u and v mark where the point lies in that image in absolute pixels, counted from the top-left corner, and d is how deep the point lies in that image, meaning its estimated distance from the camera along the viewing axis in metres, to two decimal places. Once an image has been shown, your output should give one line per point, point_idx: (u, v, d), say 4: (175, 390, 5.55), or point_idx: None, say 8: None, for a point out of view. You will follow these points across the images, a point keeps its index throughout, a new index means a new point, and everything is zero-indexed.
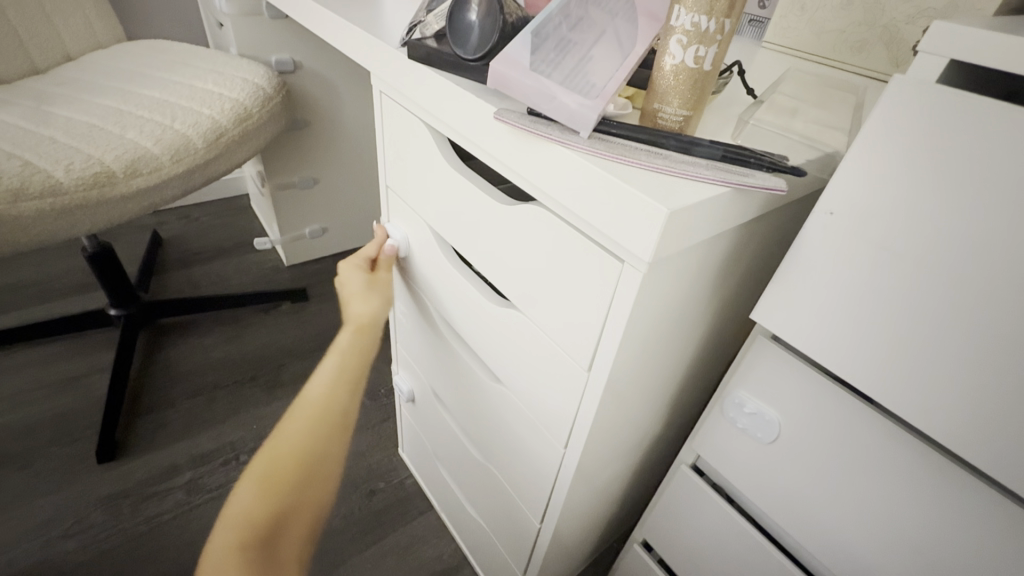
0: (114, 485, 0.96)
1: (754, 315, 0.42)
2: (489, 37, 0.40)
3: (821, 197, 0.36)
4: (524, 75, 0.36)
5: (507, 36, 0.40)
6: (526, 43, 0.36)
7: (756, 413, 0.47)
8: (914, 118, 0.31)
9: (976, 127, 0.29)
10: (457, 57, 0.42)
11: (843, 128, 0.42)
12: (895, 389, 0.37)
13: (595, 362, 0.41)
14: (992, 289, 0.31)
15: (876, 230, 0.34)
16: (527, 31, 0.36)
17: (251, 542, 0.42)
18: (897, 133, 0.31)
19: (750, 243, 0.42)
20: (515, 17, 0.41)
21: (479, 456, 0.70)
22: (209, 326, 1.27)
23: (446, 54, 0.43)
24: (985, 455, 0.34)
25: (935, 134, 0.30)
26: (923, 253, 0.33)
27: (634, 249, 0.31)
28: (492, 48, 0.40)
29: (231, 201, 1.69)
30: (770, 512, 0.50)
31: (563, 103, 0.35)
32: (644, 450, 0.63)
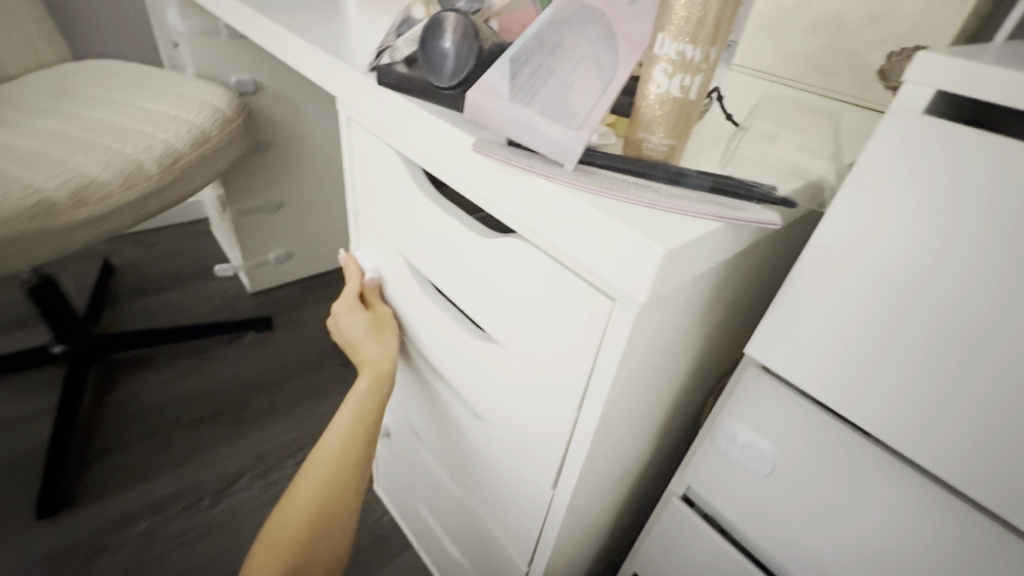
0: (57, 541, 0.87)
1: (748, 349, 0.41)
2: (463, 63, 0.38)
3: (816, 229, 0.35)
4: (503, 105, 0.34)
5: (484, 62, 0.38)
6: (503, 71, 0.35)
7: (749, 445, 0.45)
8: (927, 156, 0.30)
9: (992, 168, 0.28)
10: (431, 84, 0.40)
11: (823, 154, 0.41)
12: (891, 424, 0.36)
13: (585, 402, 0.38)
14: (1011, 333, 0.29)
15: (886, 268, 0.33)
16: (504, 59, 0.35)
17: None
18: (908, 170, 0.30)
19: (738, 272, 0.41)
20: (491, 42, 0.39)
21: (461, 495, 0.67)
22: (166, 360, 1.19)
23: (419, 81, 0.41)
24: (1004, 501, 0.33)
25: (950, 172, 0.29)
26: (935, 293, 0.31)
27: (627, 288, 0.29)
28: (469, 76, 0.38)
29: (190, 226, 1.61)
30: (767, 547, 0.48)
31: (545, 134, 0.33)
32: (633, 481, 0.60)
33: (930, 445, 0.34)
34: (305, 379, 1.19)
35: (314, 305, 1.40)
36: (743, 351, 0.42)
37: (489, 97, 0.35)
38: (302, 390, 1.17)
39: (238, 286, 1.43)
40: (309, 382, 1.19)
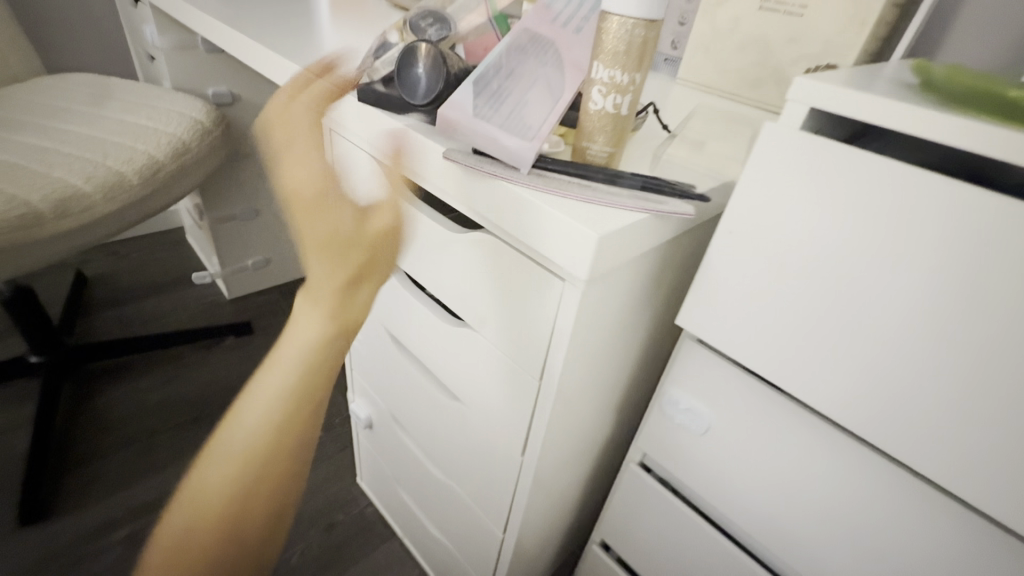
0: (41, 547, 0.88)
1: (679, 320, 0.49)
2: (436, 80, 0.44)
3: (726, 219, 0.43)
4: (470, 121, 0.41)
5: (451, 84, 0.44)
6: (468, 92, 0.41)
7: (689, 408, 0.52)
8: (834, 163, 0.36)
9: (886, 174, 0.34)
10: (405, 100, 0.46)
11: (741, 158, 0.49)
12: (783, 375, 0.44)
13: (545, 372, 0.45)
14: (910, 308, 0.36)
15: (811, 257, 0.39)
16: (469, 82, 0.41)
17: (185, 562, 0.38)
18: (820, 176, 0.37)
19: (672, 258, 0.48)
20: (458, 68, 0.45)
21: (441, 476, 0.72)
22: (145, 368, 1.21)
23: (394, 97, 0.47)
24: (909, 449, 0.40)
25: (854, 178, 0.36)
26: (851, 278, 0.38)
27: (571, 268, 0.36)
28: (439, 94, 0.44)
29: (163, 235, 1.62)
30: (710, 499, 0.55)
31: (505, 145, 0.39)
32: (597, 453, 0.67)
33: (812, 391, 0.43)
34: None
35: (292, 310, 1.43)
36: (675, 323, 0.50)
37: (458, 112, 0.41)
38: None
39: (216, 294, 1.44)
40: None
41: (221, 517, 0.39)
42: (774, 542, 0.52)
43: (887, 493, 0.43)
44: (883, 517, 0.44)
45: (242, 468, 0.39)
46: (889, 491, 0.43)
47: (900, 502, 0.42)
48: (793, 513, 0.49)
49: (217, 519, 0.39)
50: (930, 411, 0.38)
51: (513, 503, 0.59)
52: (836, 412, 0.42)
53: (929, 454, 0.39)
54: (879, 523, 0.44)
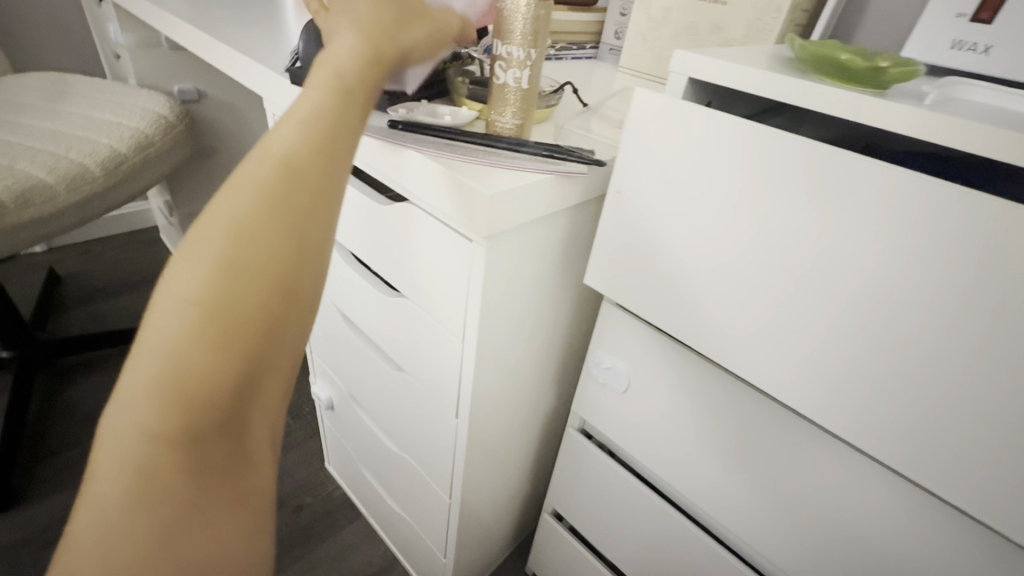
0: (11, 533, 0.90)
1: (587, 280, 0.52)
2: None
3: (616, 180, 0.46)
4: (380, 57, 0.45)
5: None
6: None
7: (610, 367, 0.56)
8: (741, 133, 0.37)
9: (790, 141, 0.35)
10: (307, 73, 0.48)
11: None
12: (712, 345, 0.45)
13: (466, 331, 0.48)
14: (823, 272, 0.37)
15: (730, 224, 0.40)
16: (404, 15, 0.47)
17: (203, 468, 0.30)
18: (730, 144, 0.38)
19: (588, 226, 0.51)
20: None
21: (394, 449, 0.75)
22: (117, 361, 1.22)
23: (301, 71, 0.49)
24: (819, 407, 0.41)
25: (762, 145, 0.37)
26: (770, 244, 0.39)
27: (473, 227, 0.39)
28: None
29: (137, 234, 1.63)
30: (637, 453, 0.58)
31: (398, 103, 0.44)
32: (541, 421, 0.70)
33: (727, 356, 0.45)
34: None
35: None
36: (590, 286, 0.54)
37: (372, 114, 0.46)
38: None
39: None
40: None
41: (195, 371, 0.28)
42: (696, 491, 0.55)
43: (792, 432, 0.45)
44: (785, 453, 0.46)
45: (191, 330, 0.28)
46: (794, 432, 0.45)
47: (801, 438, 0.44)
48: (707, 460, 0.52)
49: (192, 371, 0.28)
50: (844, 373, 0.38)
51: (455, 467, 0.62)
52: (758, 376, 0.43)
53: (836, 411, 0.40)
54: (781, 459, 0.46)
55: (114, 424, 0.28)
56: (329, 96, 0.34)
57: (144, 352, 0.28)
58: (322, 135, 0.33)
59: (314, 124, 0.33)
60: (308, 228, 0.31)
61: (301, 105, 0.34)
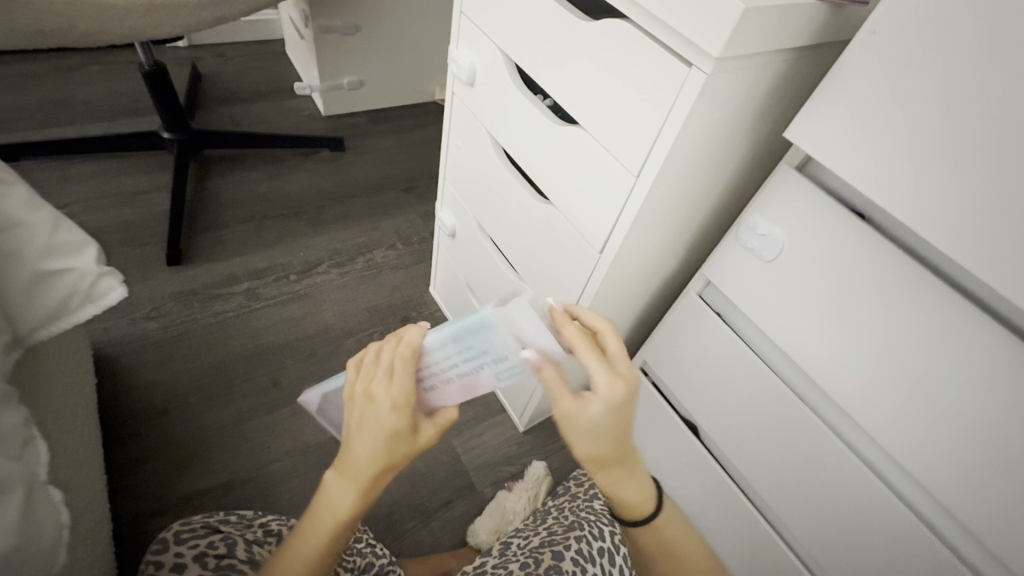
0: (183, 284, 1.07)
1: (786, 134, 0.51)
2: None
3: (870, 17, 0.43)
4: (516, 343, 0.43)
5: None
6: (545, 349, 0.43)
7: (766, 234, 0.58)
8: None
9: None
10: None
11: None
12: (993, 222, 0.40)
13: (644, 167, 0.49)
14: None
15: None
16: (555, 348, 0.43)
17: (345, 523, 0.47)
18: None
19: (788, 77, 0.50)
20: None
21: (513, 278, 0.81)
22: (254, 163, 1.33)
23: None
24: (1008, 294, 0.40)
25: None
26: None
27: (705, 44, 0.39)
28: None
29: (265, 45, 1.67)
30: (758, 318, 0.62)
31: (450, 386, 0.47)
32: (660, 280, 0.74)
33: (893, 212, 0.46)
34: (373, 197, 1.33)
35: (380, 135, 1.49)
36: (783, 136, 0.52)
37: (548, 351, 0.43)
38: (370, 205, 1.31)
39: (312, 108, 1.52)
40: (374, 199, 1.32)
41: (357, 499, 0.46)
42: (806, 358, 0.59)
43: (927, 292, 0.47)
44: (920, 331, 0.48)
45: (357, 495, 0.45)
46: (936, 289, 0.46)
47: (942, 295, 0.46)
48: (840, 328, 0.55)
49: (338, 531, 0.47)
50: None
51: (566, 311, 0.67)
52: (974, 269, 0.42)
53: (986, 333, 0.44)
54: (909, 337, 0.49)
55: (328, 504, 0.46)
56: (405, 426, 0.44)
57: (345, 474, 0.45)
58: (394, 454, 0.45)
59: (394, 449, 0.44)
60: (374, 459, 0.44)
61: (399, 382, 0.44)
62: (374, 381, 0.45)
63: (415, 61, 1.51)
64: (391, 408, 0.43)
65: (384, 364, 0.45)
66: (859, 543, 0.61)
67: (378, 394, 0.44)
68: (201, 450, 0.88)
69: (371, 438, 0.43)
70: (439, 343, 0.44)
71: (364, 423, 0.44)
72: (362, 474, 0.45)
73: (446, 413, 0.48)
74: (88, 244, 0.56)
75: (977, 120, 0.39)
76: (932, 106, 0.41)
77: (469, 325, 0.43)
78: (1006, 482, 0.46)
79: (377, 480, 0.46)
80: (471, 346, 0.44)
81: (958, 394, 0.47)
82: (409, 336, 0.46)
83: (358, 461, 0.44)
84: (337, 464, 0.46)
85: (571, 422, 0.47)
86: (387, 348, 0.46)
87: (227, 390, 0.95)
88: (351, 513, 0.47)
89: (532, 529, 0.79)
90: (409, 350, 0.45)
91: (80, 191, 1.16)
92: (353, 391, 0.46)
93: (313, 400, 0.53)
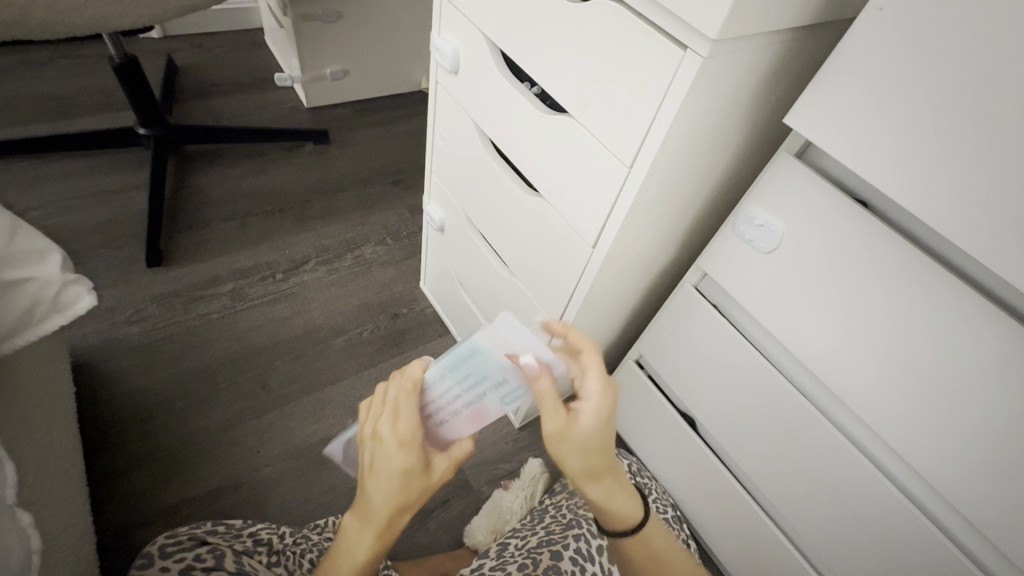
0: (165, 286, 1.04)
1: (785, 119, 0.49)
2: None
3: None
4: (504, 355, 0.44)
5: None
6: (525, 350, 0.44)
7: (764, 225, 0.56)
8: None
9: None
10: None
11: None
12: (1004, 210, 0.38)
13: (638, 156, 0.47)
14: None
15: None
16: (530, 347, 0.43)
17: (367, 569, 0.45)
18: None
19: (787, 59, 0.47)
20: None
21: (504, 273, 0.79)
22: (236, 158, 1.29)
23: None
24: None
25: None
26: None
27: (701, 25, 0.37)
28: None
29: (244, 34, 1.61)
30: (756, 311, 0.60)
31: (459, 414, 0.46)
32: (655, 273, 0.72)
33: (898, 200, 0.44)
34: (360, 190, 1.29)
35: (366, 126, 1.45)
36: (782, 122, 0.50)
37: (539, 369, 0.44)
38: (357, 199, 1.27)
39: (294, 100, 1.47)
40: (361, 193, 1.29)
41: (377, 541, 0.44)
42: (806, 352, 0.57)
43: (931, 282, 0.45)
44: (924, 323, 0.46)
45: (377, 537, 0.44)
46: (940, 280, 0.44)
47: (947, 286, 0.44)
48: (841, 320, 0.53)
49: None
50: None
51: (560, 307, 0.65)
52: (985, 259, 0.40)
53: (993, 324, 0.42)
54: (913, 328, 0.47)
55: (348, 550, 0.45)
56: (417, 462, 0.43)
57: (363, 518, 0.44)
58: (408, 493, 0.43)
59: (408, 488, 0.43)
60: (389, 502, 0.43)
61: (405, 418, 0.43)
62: (380, 420, 0.44)
63: (400, 49, 1.46)
64: (399, 445, 0.42)
65: (388, 402, 0.45)
66: (859, 536, 0.60)
67: (383, 432, 0.43)
68: (187, 457, 0.85)
69: (381, 478, 0.42)
70: (439, 375, 0.45)
71: (377, 464, 0.43)
72: (376, 519, 0.43)
73: (461, 446, 0.47)
74: (52, 251, 0.53)
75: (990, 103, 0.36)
76: (940, 87, 0.39)
77: (463, 351, 0.44)
78: (1011, 476, 0.45)
79: (394, 521, 0.44)
80: (469, 373, 0.45)
81: (960, 384, 0.46)
82: (412, 370, 0.46)
83: (373, 503, 0.43)
84: (354, 509, 0.45)
85: (567, 435, 0.45)
86: (391, 385, 0.46)
87: (214, 394, 0.93)
88: (372, 557, 0.45)
89: (530, 529, 0.78)
90: (411, 383, 0.45)
91: (54, 191, 1.12)
92: (363, 432, 0.46)
93: (338, 449, 0.56)
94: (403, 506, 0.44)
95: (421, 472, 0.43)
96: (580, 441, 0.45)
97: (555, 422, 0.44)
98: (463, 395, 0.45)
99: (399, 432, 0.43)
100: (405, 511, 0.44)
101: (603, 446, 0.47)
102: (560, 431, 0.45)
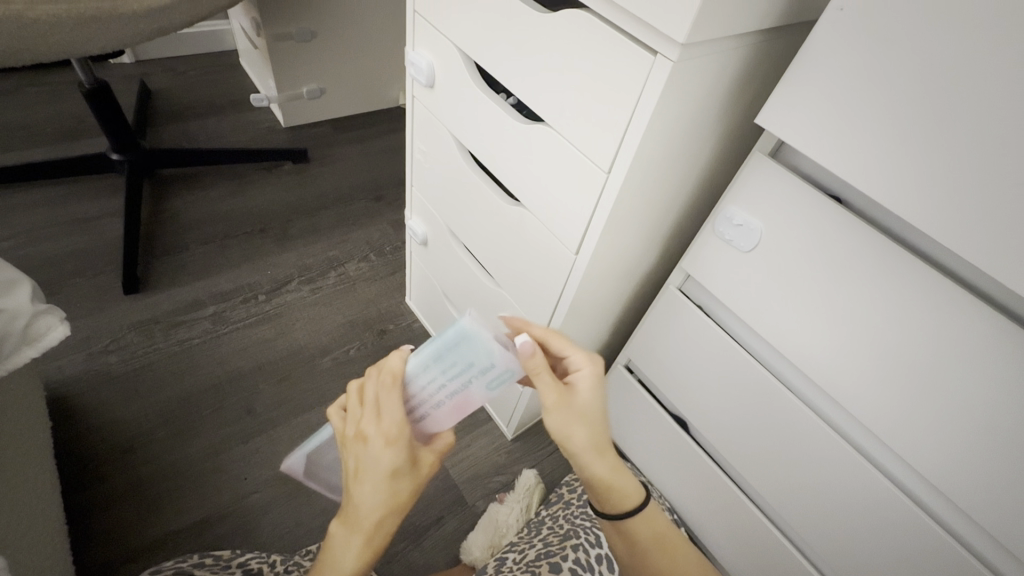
0: (143, 312, 1.01)
1: (757, 120, 0.50)
2: None
3: None
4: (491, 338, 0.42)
5: None
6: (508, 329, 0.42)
7: (742, 224, 0.56)
8: None
9: None
10: None
11: None
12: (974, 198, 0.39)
13: (616, 161, 0.47)
14: None
15: None
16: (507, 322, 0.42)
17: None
18: None
19: (755, 63, 0.48)
20: None
21: (490, 284, 0.78)
22: (213, 180, 1.28)
23: None
24: (1010, 267, 0.39)
25: None
26: None
27: (670, 31, 0.37)
28: None
29: (218, 56, 1.61)
30: (740, 310, 0.61)
31: (440, 413, 0.45)
32: (640, 276, 0.72)
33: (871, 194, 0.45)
34: (341, 208, 1.28)
35: (345, 144, 1.45)
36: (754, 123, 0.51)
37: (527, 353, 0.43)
38: (338, 216, 1.27)
39: (272, 120, 1.47)
40: (343, 210, 1.28)
41: (371, 544, 0.43)
42: (791, 346, 0.58)
43: (909, 272, 0.46)
44: (906, 312, 0.47)
45: (369, 540, 0.43)
46: (918, 270, 0.45)
47: (925, 277, 0.45)
48: (824, 314, 0.53)
49: None
50: None
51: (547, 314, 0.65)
52: (961, 247, 0.41)
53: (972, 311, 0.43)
54: (895, 317, 0.48)
55: (338, 562, 0.43)
56: (405, 458, 0.42)
57: (353, 524, 0.43)
58: (399, 491, 0.43)
59: (398, 485, 0.43)
60: (381, 501, 0.42)
61: (391, 414, 0.42)
62: (363, 421, 0.43)
63: (376, 66, 1.47)
64: (385, 444, 0.42)
65: (369, 401, 0.44)
66: (852, 528, 0.61)
67: (369, 433, 0.42)
68: (173, 488, 0.83)
69: (369, 481, 0.42)
70: (422, 365, 0.43)
71: (364, 465, 0.42)
72: (364, 521, 0.42)
73: (445, 438, 0.47)
74: (23, 280, 0.51)
75: (954, 96, 0.38)
76: (905, 83, 0.40)
77: (449, 338, 0.42)
78: (999, 461, 0.46)
79: (386, 521, 0.43)
80: (455, 360, 0.43)
81: (944, 370, 0.46)
82: (390, 364, 0.44)
83: (362, 506, 0.42)
84: (342, 516, 0.44)
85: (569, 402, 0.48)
86: (370, 382, 0.45)
87: (197, 422, 0.90)
88: (365, 564, 0.44)
89: (527, 542, 0.77)
90: (390, 376, 0.44)
91: (25, 221, 1.09)
92: (345, 435, 0.45)
93: (300, 459, 0.55)
94: (393, 505, 0.43)
95: (408, 468, 0.43)
96: (580, 403, 0.48)
97: (555, 394, 0.46)
98: (447, 386, 0.44)
99: (384, 429, 0.42)
100: (397, 509, 0.44)
101: (601, 409, 0.50)
102: (562, 400, 0.47)
